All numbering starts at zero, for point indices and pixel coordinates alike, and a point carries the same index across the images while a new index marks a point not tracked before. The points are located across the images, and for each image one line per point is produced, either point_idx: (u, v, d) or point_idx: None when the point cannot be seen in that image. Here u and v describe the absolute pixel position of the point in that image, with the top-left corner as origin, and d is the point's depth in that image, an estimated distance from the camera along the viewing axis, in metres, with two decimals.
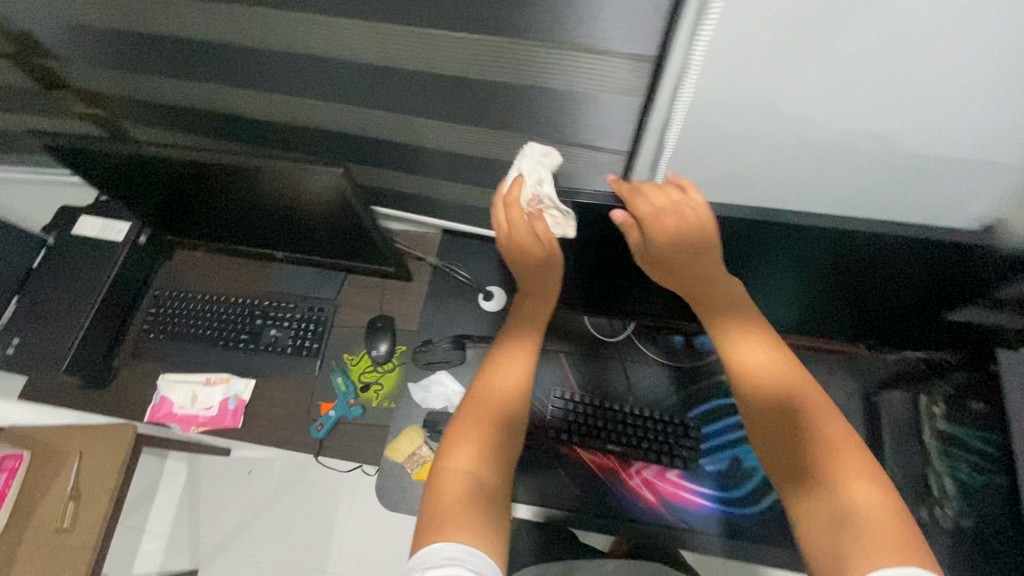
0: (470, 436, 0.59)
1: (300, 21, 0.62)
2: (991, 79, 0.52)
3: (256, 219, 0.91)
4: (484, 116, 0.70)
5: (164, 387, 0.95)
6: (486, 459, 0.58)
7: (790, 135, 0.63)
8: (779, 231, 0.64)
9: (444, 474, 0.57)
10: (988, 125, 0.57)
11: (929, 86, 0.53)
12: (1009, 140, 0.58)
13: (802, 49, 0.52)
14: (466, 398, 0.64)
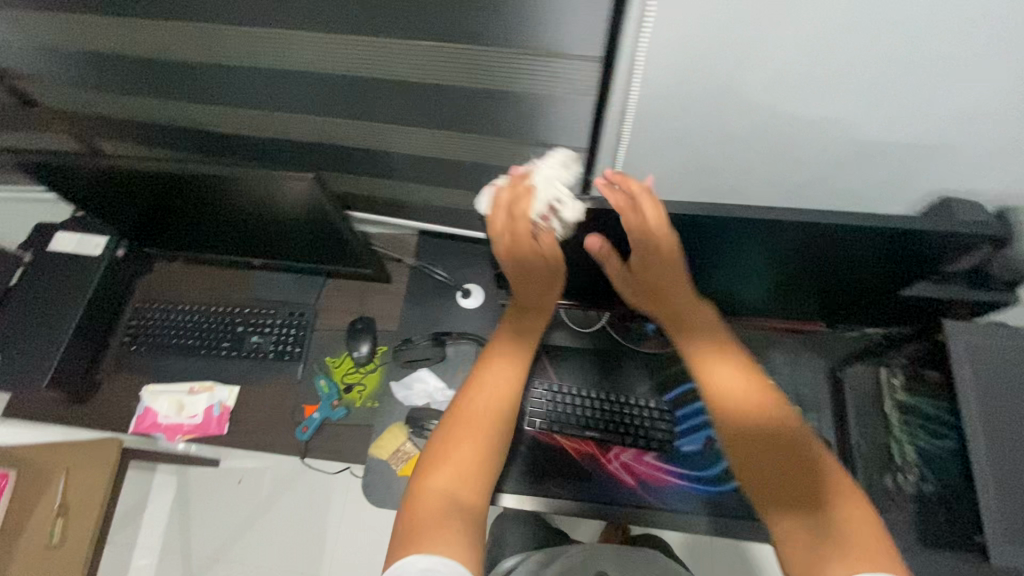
0: (455, 456, 0.59)
1: (263, 37, 0.64)
2: (920, 64, 0.55)
3: (232, 228, 0.92)
4: (449, 119, 0.72)
5: (147, 398, 0.96)
6: (472, 478, 0.59)
7: (741, 123, 0.66)
8: (743, 233, 0.67)
9: (428, 493, 0.57)
10: (922, 107, 0.60)
11: (864, 71, 0.57)
12: (943, 121, 0.61)
13: (742, 39, 0.55)
14: (451, 419, 0.62)
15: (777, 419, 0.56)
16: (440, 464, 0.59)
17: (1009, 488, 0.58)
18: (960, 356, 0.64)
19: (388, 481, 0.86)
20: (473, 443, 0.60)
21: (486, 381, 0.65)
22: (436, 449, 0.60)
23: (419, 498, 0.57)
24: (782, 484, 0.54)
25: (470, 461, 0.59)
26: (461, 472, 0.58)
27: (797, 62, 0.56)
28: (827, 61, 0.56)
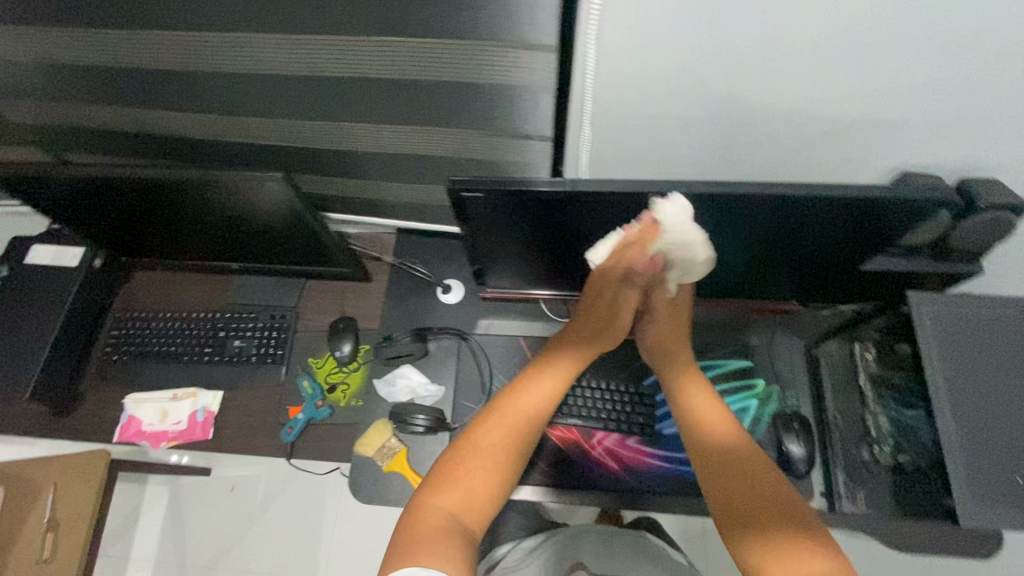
0: (466, 482, 0.59)
1: (222, 41, 0.64)
2: (864, 37, 0.57)
3: (208, 234, 0.92)
4: (416, 116, 0.73)
5: (131, 407, 0.96)
6: (479, 506, 0.58)
7: (701, 108, 0.67)
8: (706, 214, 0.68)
9: (433, 510, 0.56)
10: (873, 81, 0.62)
11: (812, 48, 0.58)
12: (895, 94, 0.63)
13: (692, 23, 0.56)
14: (468, 442, 0.62)
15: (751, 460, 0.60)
16: (448, 485, 0.58)
17: (974, 450, 0.60)
18: (920, 327, 0.65)
19: (374, 477, 0.87)
20: (487, 470, 0.60)
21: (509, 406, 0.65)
22: (446, 471, 0.60)
23: (422, 513, 0.56)
24: (747, 506, 0.56)
25: (481, 488, 0.59)
26: (467, 497, 0.58)
27: (747, 44, 0.58)
28: (776, 40, 0.57)
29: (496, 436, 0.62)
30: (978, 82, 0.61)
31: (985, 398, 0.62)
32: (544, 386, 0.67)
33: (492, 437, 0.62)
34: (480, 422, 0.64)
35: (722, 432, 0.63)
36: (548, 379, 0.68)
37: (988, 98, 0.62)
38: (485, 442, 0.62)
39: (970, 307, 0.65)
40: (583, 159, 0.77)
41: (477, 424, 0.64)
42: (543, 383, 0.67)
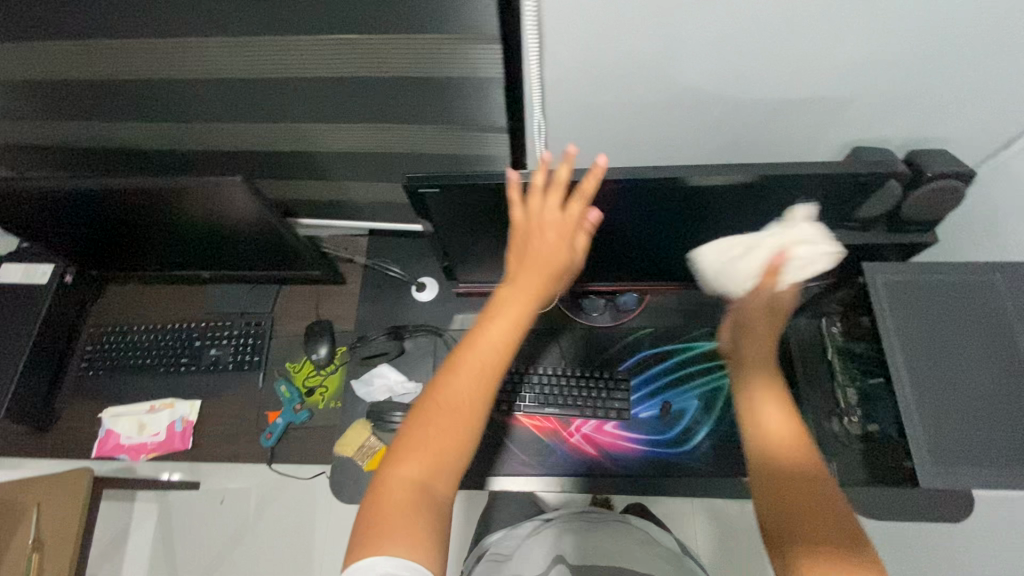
0: (433, 446, 0.54)
1: (170, 48, 0.65)
2: (797, 16, 0.58)
3: (177, 244, 0.91)
4: (372, 115, 0.73)
5: (108, 421, 0.96)
6: (450, 468, 0.55)
7: (649, 92, 0.69)
8: (671, 194, 0.69)
9: (396, 481, 0.53)
10: (811, 57, 0.64)
11: (745, 33, 0.60)
12: (834, 69, 0.65)
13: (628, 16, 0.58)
14: (434, 400, 0.55)
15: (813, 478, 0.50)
16: (414, 452, 0.54)
17: (929, 410, 0.61)
18: (878, 296, 0.67)
19: (355, 476, 0.87)
20: (455, 429, 0.55)
21: (477, 345, 0.57)
22: (412, 438, 0.54)
23: (388, 488, 0.53)
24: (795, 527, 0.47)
25: (450, 447, 0.55)
26: (436, 462, 0.54)
27: (683, 26, 0.60)
28: (712, 20, 0.59)
29: (463, 389, 0.55)
30: (913, 49, 0.62)
31: (939, 360, 0.63)
32: (513, 315, 0.58)
33: (460, 393, 0.55)
34: (446, 370, 0.57)
35: (787, 450, 0.51)
36: (518, 305, 0.58)
37: (924, 64, 0.64)
38: (451, 397, 0.55)
39: (924, 272, 0.67)
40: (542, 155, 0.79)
41: (442, 375, 0.56)
42: (512, 312, 0.58)
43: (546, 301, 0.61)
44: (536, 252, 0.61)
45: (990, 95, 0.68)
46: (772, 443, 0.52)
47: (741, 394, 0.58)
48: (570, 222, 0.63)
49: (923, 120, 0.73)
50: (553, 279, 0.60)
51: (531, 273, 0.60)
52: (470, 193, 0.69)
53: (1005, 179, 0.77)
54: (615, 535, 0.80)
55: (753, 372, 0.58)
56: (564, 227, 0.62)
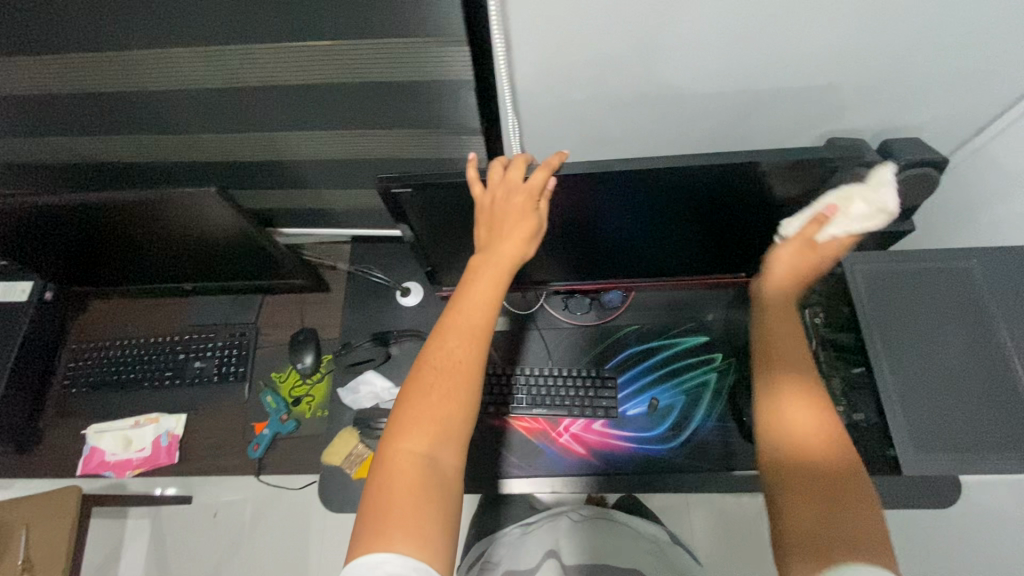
0: (434, 414, 0.54)
1: (137, 60, 0.65)
2: (760, 8, 0.59)
3: (155, 258, 0.90)
4: (345, 121, 0.73)
5: (92, 438, 0.95)
6: (455, 436, 0.54)
7: (620, 85, 0.70)
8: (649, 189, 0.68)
9: (402, 457, 0.52)
10: (776, 49, 0.64)
11: (710, 26, 0.61)
12: (800, 59, 0.66)
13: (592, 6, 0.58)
14: (429, 369, 0.56)
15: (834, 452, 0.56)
16: (416, 423, 0.54)
17: (911, 395, 0.62)
18: (856, 286, 0.68)
19: (344, 485, 0.87)
20: (454, 394, 0.55)
21: (462, 314, 0.58)
22: (412, 411, 0.54)
23: (394, 465, 0.52)
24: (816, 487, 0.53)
25: (452, 414, 0.55)
26: (439, 430, 0.54)
27: (647, 20, 0.60)
28: (676, 16, 0.60)
29: (454, 352, 0.56)
30: (879, 39, 0.63)
31: (918, 346, 0.64)
32: (491, 278, 0.60)
33: (452, 357, 0.56)
34: (435, 340, 0.57)
35: (813, 430, 0.57)
36: (495, 269, 0.61)
37: (891, 53, 0.65)
38: (445, 362, 0.56)
39: (899, 261, 0.68)
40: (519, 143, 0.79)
41: (431, 345, 0.57)
42: (490, 275, 0.60)
43: (521, 263, 0.63)
44: (504, 220, 0.62)
45: (957, 81, 0.69)
46: (802, 425, 0.58)
47: (769, 382, 0.62)
48: (534, 190, 0.62)
49: (894, 108, 0.74)
50: (524, 243, 0.62)
51: (505, 240, 0.62)
52: (446, 198, 0.69)
53: (980, 164, 0.78)
54: (604, 537, 0.77)
55: (785, 363, 0.62)
56: (527, 193, 0.62)
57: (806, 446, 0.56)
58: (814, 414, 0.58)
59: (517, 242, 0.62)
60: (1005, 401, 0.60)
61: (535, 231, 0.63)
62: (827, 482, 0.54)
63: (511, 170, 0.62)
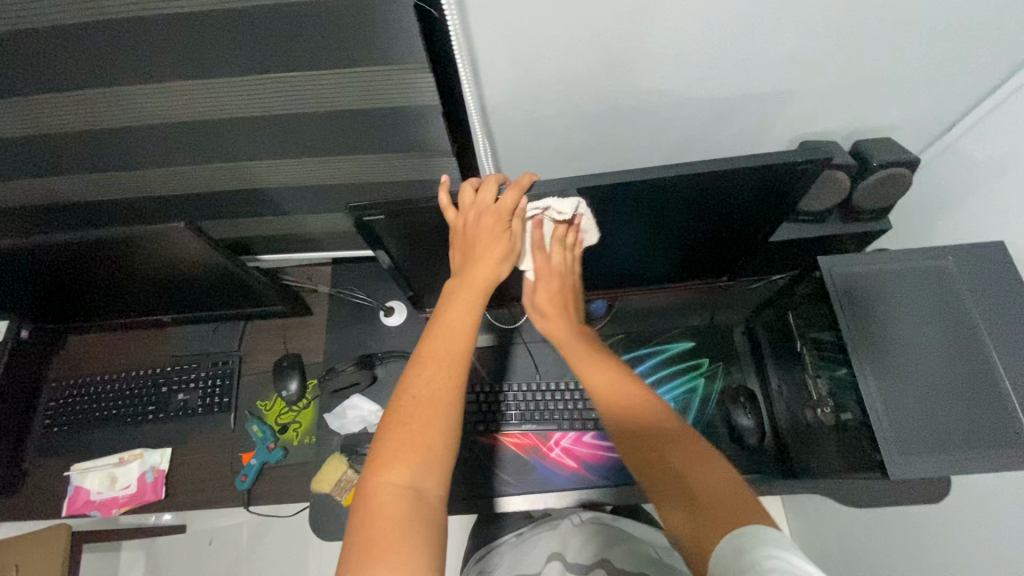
0: (415, 443, 0.53)
1: (97, 98, 0.64)
2: (721, 21, 0.59)
3: (132, 292, 0.88)
4: (315, 147, 0.72)
5: (77, 477, 0.93)
6: (437, 464, 0.53)
7: (589, 98, 0.70)
8: (623, 208, 0.66)
9: (382, 489, 0.52)
10: (740, 58, 0.64)
11: (674, 39, 0.61)
12: (766, 67, 0.66)
13: (556, 23, 0.58)
14: (407, 398, 0.56)
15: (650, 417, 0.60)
16: (398, 454, 0.53)
17: (893, 395, 0.62)
18: (834, 288, 0.68)
19: (334, 512, 0.86)
20: (434, 422, 0.54)
21: (439, 342, 0.59)
22: (392, 442, 0.54)
23: (377, 499, 0.51)
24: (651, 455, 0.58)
25: (433, 442, 0.54)
26: (420, 459, 0.53)
27: (611, 36, 0.60)
28: (636, 31, 0.60)
29: (431, 379, 0.56)
30: (840, 45, 0.63)
31: (898, 345, 0.64)
32: (467, 301, 0.61)
33: (431, 383, 0.56)
34: (413, 367, 0.58)
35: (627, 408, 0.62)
36: (470, 292, 0.61)
37: (853, 58, 0.65)
38: (423, 390, 0.56)
39: (874, 262, 0.69)
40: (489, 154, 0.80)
41: (410, 374, 0.57)
42: (466, 299, 0.61)
43: (497, 284, 0.63)
44: (477, 243, 0.62)
45: (920, 80, 0.69)
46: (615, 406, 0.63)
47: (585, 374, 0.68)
48: (504, 210, 0.61)
49: (862, 109, 0.74)
50: (498, 263, 0.62)
51: (478, 262, 0.62)
52: (422, 224, 0.68)
53: (956, 161, 0.78)
54: (609, 531, 0.74)
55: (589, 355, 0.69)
56: (498, 214, 0.61)
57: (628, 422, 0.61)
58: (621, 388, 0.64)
59: (490, 263, 0.62)
60: (986, 395, 0.60)
61: (509, 250, 0.63)
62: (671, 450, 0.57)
63: (483, 190, 0.61)
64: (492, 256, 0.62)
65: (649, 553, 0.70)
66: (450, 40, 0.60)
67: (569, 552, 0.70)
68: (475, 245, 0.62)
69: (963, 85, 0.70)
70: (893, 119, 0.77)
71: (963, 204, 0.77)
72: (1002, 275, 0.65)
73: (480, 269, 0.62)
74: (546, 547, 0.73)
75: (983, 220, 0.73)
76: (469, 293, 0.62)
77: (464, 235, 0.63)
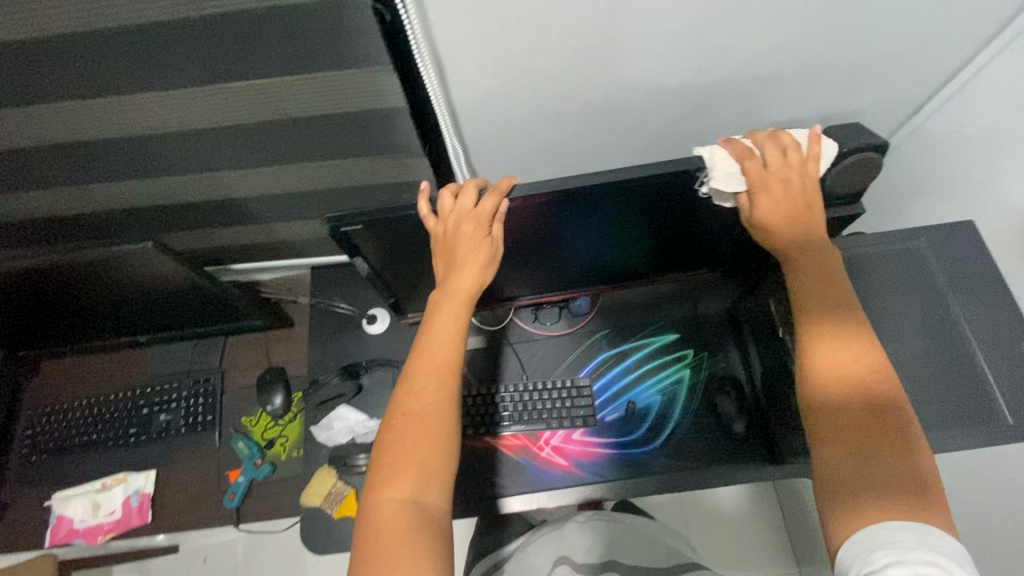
0: (411, 457, 0.53)
1: (53, 112, 0.62)
2: (688, 17, 0.59)
3: (107, 313, 0.86)
4: (285, 155, 0.72)
5: (58, 506, 0.91)
6: (436, 476, 0.54)
7: (560, 96, 0.70)
8: (606, 207, 0.65)
9: (384, 505, 0.51)
10: (707, 52, 0.65)
11: (643, 34, 0.61)
12: (733, 59, 0.67)
13: (522, 25, 0.58)
14: (398, 415, 0.56)
15: (882, 391, 0.50)
16: (395, 469, 0.53)
17: None
18: None
19: (326, 526, 0.85)
20: (428, 435, 0.54)
21: (426, 358, 0.58)
22: (388, 456, 0.54)
23: (378, 514, 0.51)
24: (864, 429, 0.49)
25: (430, 455, 0.54)
26: (417, 472, 0.53)
27: (579, 33, 0.60)
28: (604, 26, 0.59)
29: (422, 392, 0.56)
30: (806, 32, 0.64)
31: (874, 325, 0.65)
32: (451, 312, 0.60)
33: (422, 397, 0.56)
34: (404, 383, 0.57)
35: (864, 379, 0.50)
36: (453, 302, 0.61)
37: (820, 46, 0.66)
38: (415, 404, 0.56)
39: (849, 245, 0.69)
40: (462, 156, 0.79)
41: (401, 390, 0.57)
42: (452, 311, 0.60)
43: (481, 291, 0.62)
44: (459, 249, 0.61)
45: (886, 62, 0.70)
46: (837, 366, 0.51)
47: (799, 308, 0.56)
48: (483, 215, 0.60)
49: (830, 94, 0.75)
50: (482, 268, 0.62)
51: (461, 269, 0.61)
52: (401, 231, 0.66)
53: (925, 143, 0.80)
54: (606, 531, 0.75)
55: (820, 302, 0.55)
56: (478, 219, 0.61)
57: (847, 377, 0.51)
58: (854, 348, 0.52)
59: (474, 270, 0.61)
60: (962, 367, 0.62)
61: (491, 256, 0.62)
62: (871, 425, 0.49)
63: (462, 196, 0.61)
64: (473, 265, 0.61)
65: (651, 565, 0.69)
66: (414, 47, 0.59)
67: (576, 553, 0.71)
68: (460, 252, 0.61)
69: (927, 65, 0.71)
70: (861, 102, 0.78)
71: (935, 186, 0.78)
72: (978, 255, 0.66)
73: (464, 276, 0.61)
74: (550, 552, 0.73)
75: (956, 198, 0.74)
76: (454, 303, 0.61)
77: (445, 245, 0.62)
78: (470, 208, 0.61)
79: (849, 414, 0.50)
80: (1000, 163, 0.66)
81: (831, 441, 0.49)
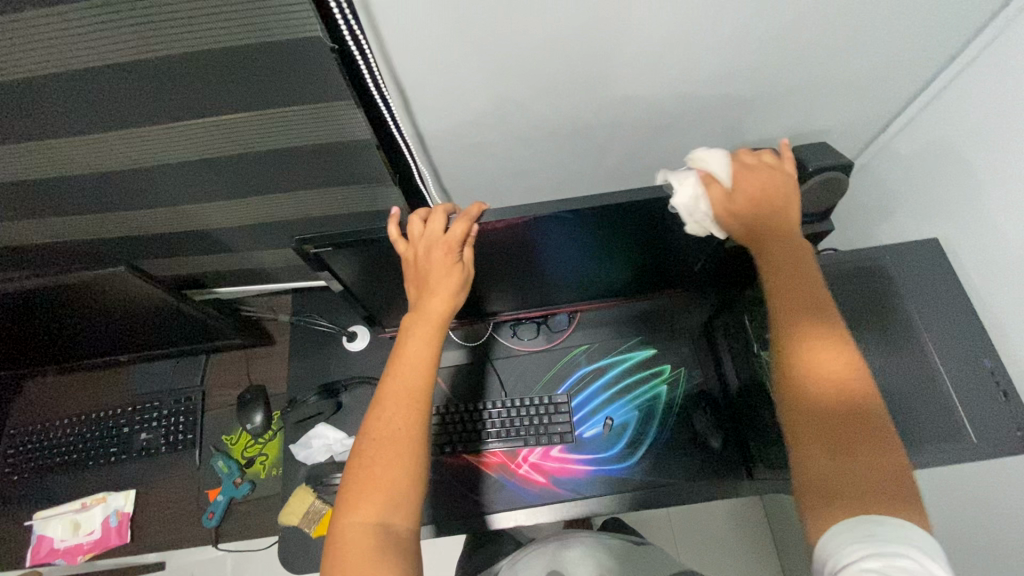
0: (378, 480, 0.54)
1: (19, 150, 0.63)
2: (648, 45, 0.61)
3: (85, 333, 0.86)
4: (258, 186, 0.73)
5: (39, 526, 0.91)
6: (406, 500, 0.54)
7: (528, 122, 0.71)
8: (574, 228, 0.66)
9: (352, 529, 0.52)
10: (668, 77, 0.66)
11: (603, 62, 0.63)
12: (694, 83, 0.68)
13: (481, 54, 0.59)
14: (368, 439, 0.56)
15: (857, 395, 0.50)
16: (364, 493, 0.54)
17: None
18: None
19: (305, 544, 0.85)
20: (396, 460, 0.55)
21: (398, 382, 0.59)
22: (357, 480, 0.54)
23: (347, 537, 0.52)
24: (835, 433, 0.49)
25: (399, 479, 0.54)
26: (386, 495, 0.54)
27: (540, 60, 0.61)
28: (566, 54, 0.61)
29: (392, 416, 0.57)
30: (764, 57, 0.65)
31: None
32: (422, 335, 0.61)
33: (390, 422, 0.57)
34: (375, 406, 0.58)
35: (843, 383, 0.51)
36: (425, 326, 0.61)
37: (780, 71, 0.68)
38: (385, 430, 0.56)
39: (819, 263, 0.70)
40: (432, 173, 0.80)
41: (372, 415, 0.58)
42: (423, 334, 0.61)
43: (453, 315, 0.63)
44: (427, 275, 0.62)
45: (848, 85, 0.71)
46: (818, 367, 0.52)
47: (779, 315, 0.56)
48: (453, 241, 0.61)
49: (796, 115, 0.77)
50: (454, 294, 0.63)
51: (433, 294, 0.62)
52: (370, 252, 0.67)
53: (891, 162, 0.81)
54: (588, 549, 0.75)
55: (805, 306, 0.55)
56: (448, 244, 0.61)
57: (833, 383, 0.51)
58: (832, 347, 0.52)
59: (444, 296, 0.62)
60: (928, 386, 0.62)
61: (462, 282, 0.63)
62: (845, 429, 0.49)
63: (431, 222, 0.62)
64: (442, 290, 0.62)
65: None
66: (375, 78, 0.60)
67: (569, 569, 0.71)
68: (430, 277, 0.62)
69: (889, 88, 0.73)
70: (825, 123, 0.79)
71: (900, 202, 0.79)
72: (939, 273, 0.68)
73: (432, 302, 0.62)
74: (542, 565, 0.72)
75: (921, 216, 0.75)
76: (423, 327, 0.61)
77: (414, 270, 0.63)
78: (441, 235, 0.62)
79: (814, 416, 0.50)
80: (960, 182, 0.68)
81: (809, 440, 0.50)
